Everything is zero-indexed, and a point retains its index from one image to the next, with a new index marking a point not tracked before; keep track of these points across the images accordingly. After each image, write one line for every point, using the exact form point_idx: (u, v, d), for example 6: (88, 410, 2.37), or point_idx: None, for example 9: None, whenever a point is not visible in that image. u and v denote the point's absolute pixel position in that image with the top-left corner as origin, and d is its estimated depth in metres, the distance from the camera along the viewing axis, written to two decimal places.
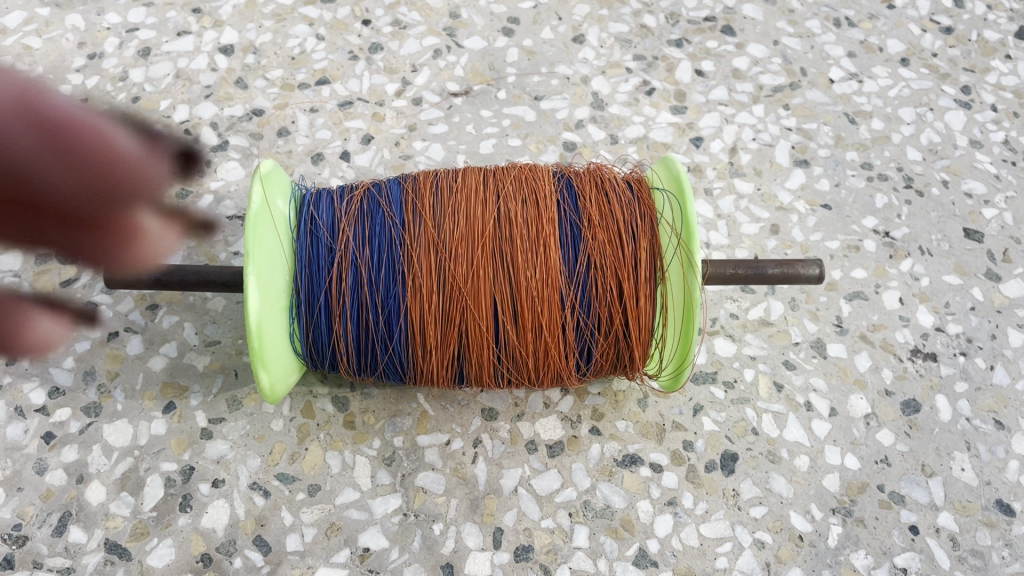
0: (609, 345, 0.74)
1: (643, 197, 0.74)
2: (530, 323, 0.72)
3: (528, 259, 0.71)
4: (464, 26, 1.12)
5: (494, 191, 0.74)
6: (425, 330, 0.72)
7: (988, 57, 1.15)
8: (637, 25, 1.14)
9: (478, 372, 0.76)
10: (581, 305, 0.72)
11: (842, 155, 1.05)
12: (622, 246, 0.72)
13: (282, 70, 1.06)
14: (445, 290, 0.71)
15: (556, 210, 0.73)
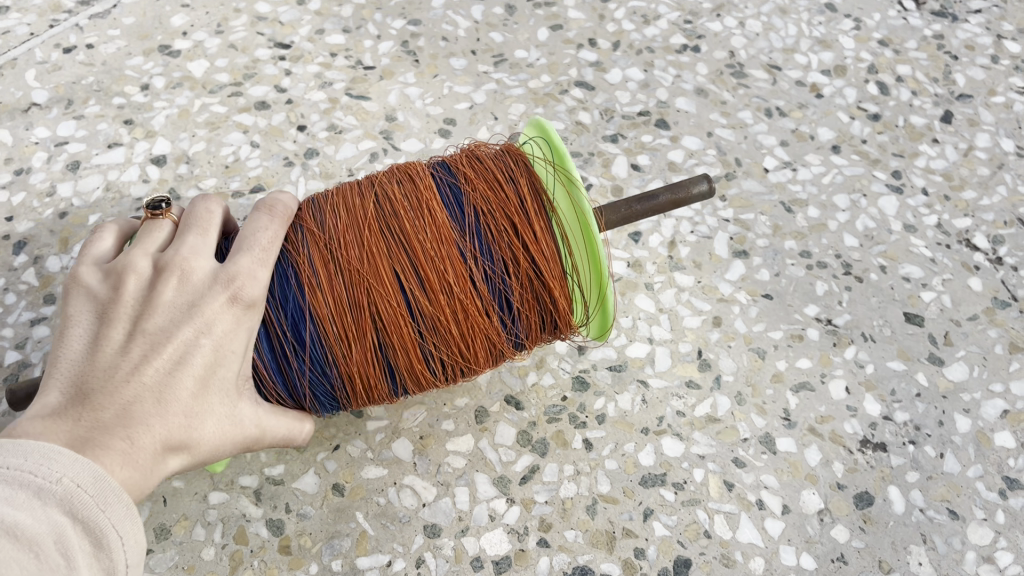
0: (521, 295, 0.74)
1: (512, 150, 0.79)
2: (437, 285, 0.71)
3: (414, 221, 0.73)
4: (400, 129, 1.12)
5: (369, 180, 0.77)
6: (335, 320, 0.71)
7: (916, 142, 1.17)
8: (572, 122, 1.15)
9: (404, 364, 0.73)
10: (484, 258, 0.72)
11: (780, 245, 1.06)
12: (502, 189, 0.74)
13: (215, 179, 1.05)
14: (343, 274, 0.71)
15: (432, 178, 0.76)
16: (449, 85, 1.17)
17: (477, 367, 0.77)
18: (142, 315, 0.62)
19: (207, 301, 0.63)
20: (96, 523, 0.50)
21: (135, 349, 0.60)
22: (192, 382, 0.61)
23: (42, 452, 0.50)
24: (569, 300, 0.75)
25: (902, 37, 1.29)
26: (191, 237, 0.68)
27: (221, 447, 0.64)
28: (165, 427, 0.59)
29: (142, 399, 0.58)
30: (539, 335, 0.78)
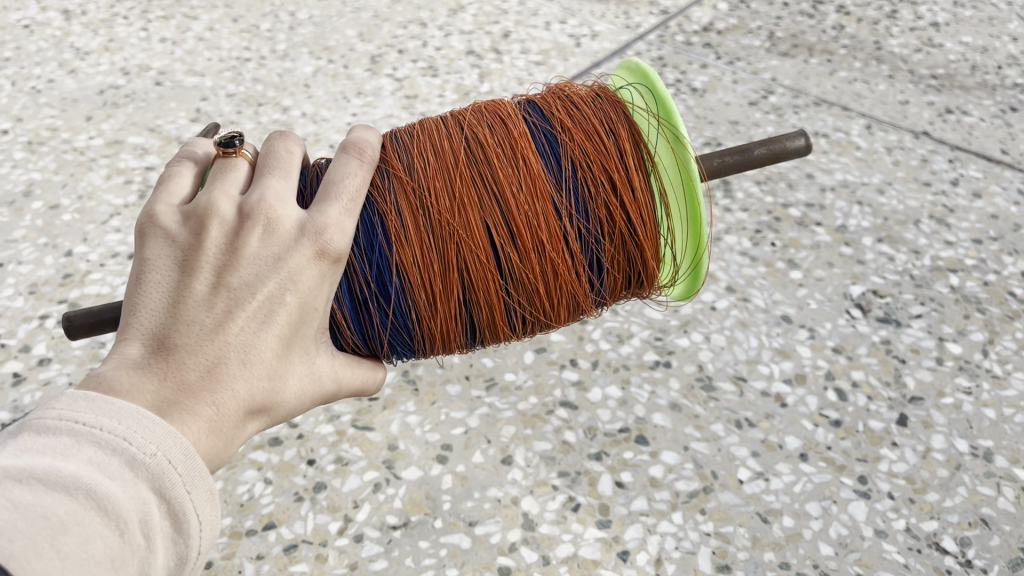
0: (608, 251, 0.98)
1: (610, 96, 1.03)
2: (532, 245, 0.94)
3: (511, 174, 0.95)
4: (402, 457, 1.22)
5: (459, 128, 0.99)
6: (439, 273, 0.92)
7: (877, 446, 1.27)
8: (559, 440, 1.25)
9: (493, 324, 0.96)
10: (569, 222, 0.95)
11: (759, 557, 1.13)
12: (602, 140, 0.98)
13: (231, 517, 1.14)
14: (448, 229, 0.92)
15: (524, 126, 0.99)
16: (445, 410, 1.28)
17: (549, 324, 1.00)
18: (228, 267, 0.72)
19: (293, 253, 0.74)
20: (180, 502, 0.60)
21: (221, 300, 0.70)
22: (273, 342, 0.71)
23: (138, 419, 0.61)
24: (642, 263, 1.00)
25: (853, 343, 1.43)
26: (274, 181, 0.80)
27: (291, 405, 0.76)
28: (249, 388, 0.69)
29: (228, 358, 0.68)
30: (602, 292, 1.02)
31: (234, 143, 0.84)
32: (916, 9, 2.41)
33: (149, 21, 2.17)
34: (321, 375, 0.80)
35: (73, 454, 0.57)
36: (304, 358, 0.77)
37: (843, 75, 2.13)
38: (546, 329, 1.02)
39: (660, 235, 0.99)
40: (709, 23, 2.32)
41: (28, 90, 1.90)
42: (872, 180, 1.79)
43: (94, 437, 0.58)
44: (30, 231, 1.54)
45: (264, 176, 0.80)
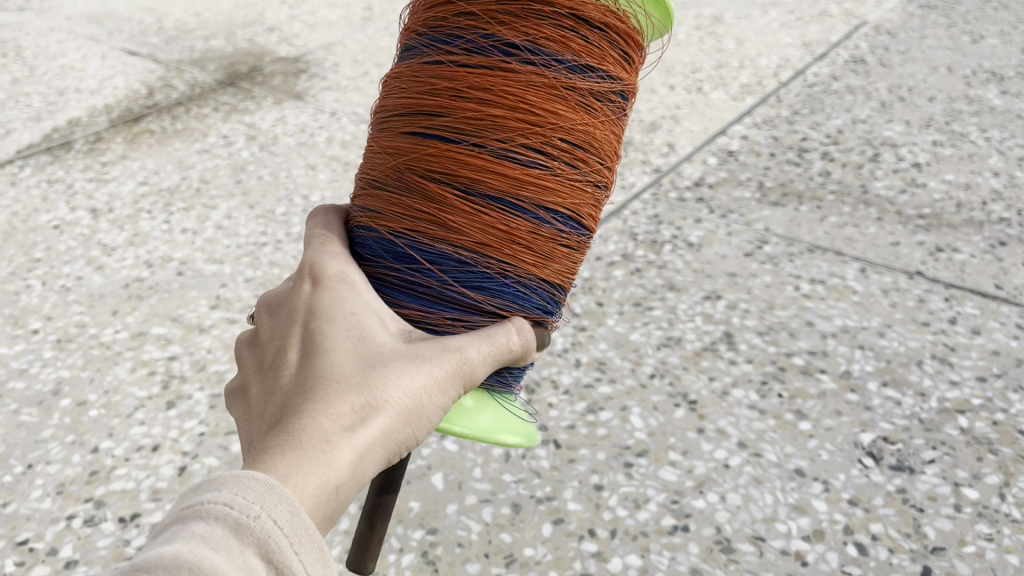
0: (505, 26, 0.96)
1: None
2: (451, 97, 0.96)
3: (402, 94, 1.01)
4: None
5: (370, 117, 1.08)
6: (421, 195, 0.97)
7: None
8: None
9: (507, 181, 0.96)
10: (456, 54, 0.97)
11: None
12: (433, 3, 1.02)
13: None
14: (398, 163, 0.99)
15: (395, 64, 1.06)
16: None
17: (558, 127, 0.96)
18: (263, 357, 0.86)
19: (295, 300, 0.88)
20: (286, 564, 0.66)
21: (268, 376, 0.83)
22: (333, 358, 0.81)
23: (237, 482, 0.66)
24: (545, 4, 0.96)
25: (869, 493, 1.44)
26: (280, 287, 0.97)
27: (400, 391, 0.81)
28: (322, 402, 0.77)
29: (289, 398, 0.78)
30: (580, 64, 0.97)
31: None
32: (898, 150, 2.53)
33: (172, 213, 2.30)
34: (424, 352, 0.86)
35: (183, 535, 0.63)
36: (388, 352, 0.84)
37: (834, 220, 2.22)
38: (571, 132, 0.98)
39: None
40: (700, 178, 2.44)
41: (58, 288, 2.01)
42: (871, 322, 1.84)
43: (197, 515, 0.64)
44: (58, 429, 1.60)
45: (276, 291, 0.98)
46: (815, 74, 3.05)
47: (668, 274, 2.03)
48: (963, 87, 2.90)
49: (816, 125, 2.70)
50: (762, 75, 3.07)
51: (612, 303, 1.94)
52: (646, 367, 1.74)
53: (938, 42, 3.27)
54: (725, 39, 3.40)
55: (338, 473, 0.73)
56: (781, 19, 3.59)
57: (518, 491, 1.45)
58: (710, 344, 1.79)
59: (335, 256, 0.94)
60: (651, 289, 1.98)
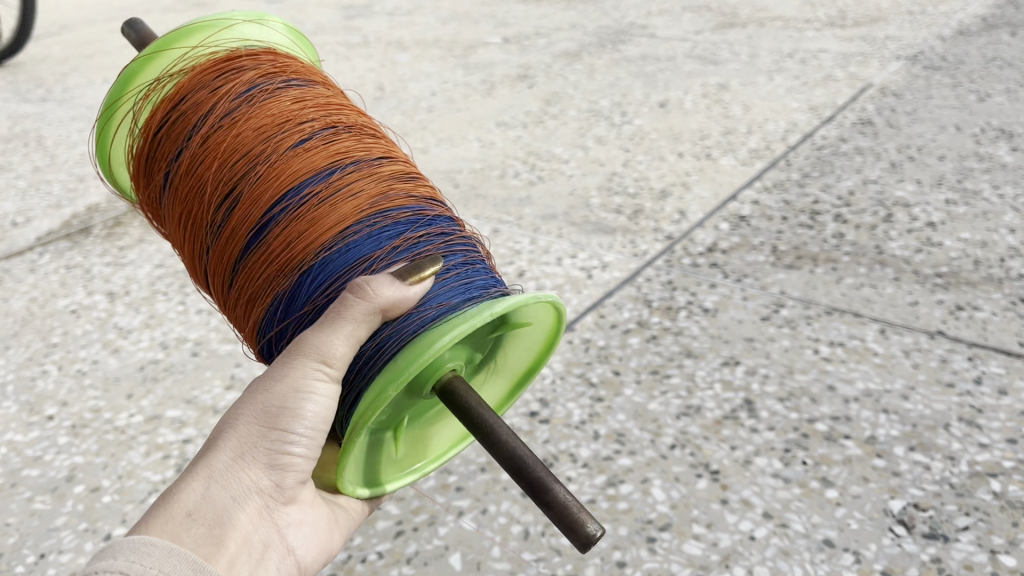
0: (168, 140, 1.38)
1: (144, 187, 1.46)
2: (232, 154, 1.32)
3: (209, 207, 1.33)
4: None
5: (213, 272, 1.37)
6: (248, 263, 1.29)
7: None
8: None
9: (260, 198, 1.29)
10: (173, 184, 1.38)
11: None
12: (167, 164, 1.39)
13: None
14: (224, 275, 1.34)
15: (184, 220, 1.39)
16: None
17: (239, 148, 1.33)
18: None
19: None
20: None
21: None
22: None
23: (130, 553, 0.89)
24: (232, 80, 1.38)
25: (903, 564, 1.39)
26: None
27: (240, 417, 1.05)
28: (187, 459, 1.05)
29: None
30: (207, 116, 1.36)
31: None
32: (911, 210, 2.52)
33: (187, 294, 2.32)
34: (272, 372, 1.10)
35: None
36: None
37: (850, 281, 2.20)
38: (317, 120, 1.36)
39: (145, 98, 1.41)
40: (713, 243, 2.44)
41: (74, 372, 2.01)
42: (894, 385, 1.80)
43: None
44: (71, 516, 1.58)
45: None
46: (823, 137, 3.07)
47: (685, 341, 2.01)
48: (972, 146, 2.91)
49: (827, 187, 2.70)
50: (770, 140, 3.09)
51: (629, 372, 1.91)
52: (666, 437, 1.71)
53: (945, 101, 3.29)
54: (732, 106, 3.44)
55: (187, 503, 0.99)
56: (786, 84, 3.63)
57: (538, 570, 1.42)
58: (731, 411, 1.76)
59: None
60: (668, 356, 1.96)
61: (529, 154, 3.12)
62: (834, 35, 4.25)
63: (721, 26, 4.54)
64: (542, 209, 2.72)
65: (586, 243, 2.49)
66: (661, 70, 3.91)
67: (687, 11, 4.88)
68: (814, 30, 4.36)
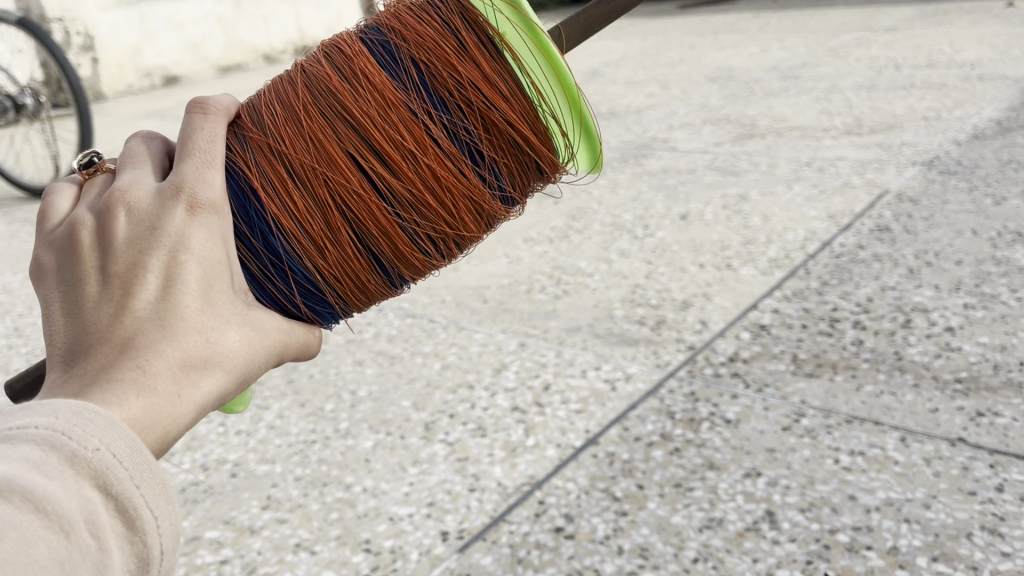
0: (482, 140, 1.26)
1: (443, 59, 1.26)
2: (448, 232, 1.25)
3: (404, 195, 1.22)
4: None
5: (337, 170, 1.20)
6: (319, 211, 1.20)
7: None
8: None
9: (403, 263, 1.24)
10: (427, 138, 1.23)
11: None
12: (467, 120, 1.25)
13: None
14: (331, 190, 1.20)
15: (386, 140, 1.21)
16: None
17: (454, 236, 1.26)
18: (108, 259, 0.86)
19: (164, 218, 0.87)
20: (124, 494, 0.70)
21: (115, 288, 0.84)
22: (188, 300, 0.85)
23: (78, 414, 0.71)
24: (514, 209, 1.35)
25: None
26: (126, 171, 0.95)
27: (243, 360, 0.90)
28: (179, 346, 0.83)
29: (139, 327, 0.82)
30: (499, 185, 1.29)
31: (97, 160, 1.03)
32: (929, 315, 2.57)
33: (228, 415, 2.43)
34: (265, 326, 0.95)
35: (14, 460, 0.66)
36: (236, 312, 0.91)
37: (870, 389, 2.23)
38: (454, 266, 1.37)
39: (540, 114, 1.27)
40: (734, 352, 2.50)
41: None
42: (915, 494, 1.82)
43: (36, 434, 0.68)
44: None
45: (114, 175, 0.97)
46: (841, 245, 3.15)
47: (707, 452, 2.05)
48: (989, 249, 2.97)
49: (845, 294, 2.76)
50: (790, 249, 3.18)
51: (653, 485, 1.95)
52: (689, 551, 1.73)
53: (962, 206, 3.37)
54: (751, 216, 3.54)
55: (176, 423, 0.81)
56: (805, 193, 3.74)
57: None
58: (752, 523, 1.79)
59: (215, 178, 0.92)
60: (691, 468, 2.00)
61: (555, 268, 3.24)
62: (852, 142, 4.38)
63: (741, 137, 4.70)
64: (567, 322, 2.82)
65: (610, 355, 2.57)
66: (682, 183, 4.05)
67: (707, 124, 5.06)
68: (832, 138, 4.50)
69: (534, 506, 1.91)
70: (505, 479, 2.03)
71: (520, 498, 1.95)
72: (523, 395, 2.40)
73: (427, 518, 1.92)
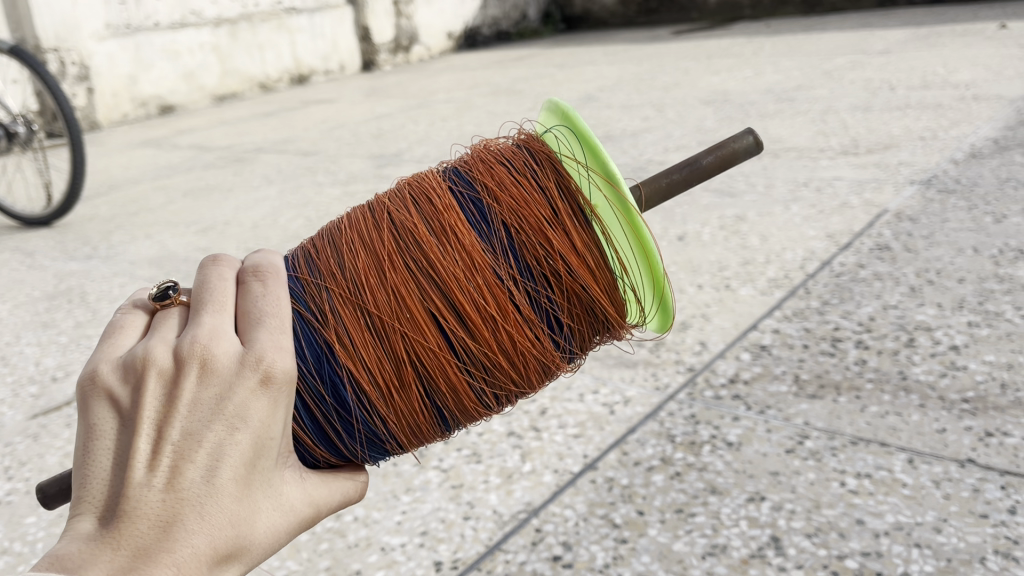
0: (558, 305, 1.42)
1: (534, 229, 1.40)
2: (511, 387, 1.40)
3: (477, 351, 1.35)
4: None
5: (417, 326, 1.32)
6: (393, 364, 1.32)
7: None
8: None
9: (467, 410, 1.38)
10: (507, 303, 1.37)
11: None
12: (541, 290, 1.41)
13: None
14: (410, 343, 1.32)
15: (465, 301, 1.34)
16: None
17: (514, 388, 1.40)
18: (167, 422, 0.91)
19: (232, 396, 0.92)
20: None
21: (166, 458, 0.90)
22: (230, 487, 0.92)
23: None
24: (566, 362, 1.51)
25: None
26: (207, 317, 0.97)
27: (263, 545, 0.97)
28: (213, 536, 0.90)
29: (182, 511, 0.89)
30: (559, 342, 1.45)
31: (171, 293, 1.05)
32: (933, 333, 2.52)
33: None
34: (293, 505, 1.03)
35: None
36: (268, 498, 0.98)
37: (874, 410, 2.18)
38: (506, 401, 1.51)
39: (618, 279, 1.43)
40: (734, 373, 2.44)
41: None
42: (926, 518, 1.76)
43: None
44: None
45: (193, 315, 0.99)
46: (841, 264, 3.10)
47: (709, 476, 1.98)
48: (991, 267, 2.92)
49: (847, 313, 2.71)
50: (789, 269, 3.13)
51: (653, 511, 1.88)
52: None
53: (962, 224, 3.33)
54: (749, 237, 3.50)
55: None
56: (803, 213, 3.70)
57: None
58: (757, 550, 1.72)
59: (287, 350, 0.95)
60: (693, 493, 1.93)
61: None
62: (849, 162, 4.35)
63: (736, 158, 4.68)
64: None
65: (608, 378, 2.51)
66: (679, 204, 4.01)
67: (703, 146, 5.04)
68: (828, 159, 4.47)
69: (531, 534, 1.84)
70: (500, 506, 1.96)
71: (516, 526, 1.88)
72: (519, 420, 2.34)
73: (420, 548, 1.85)
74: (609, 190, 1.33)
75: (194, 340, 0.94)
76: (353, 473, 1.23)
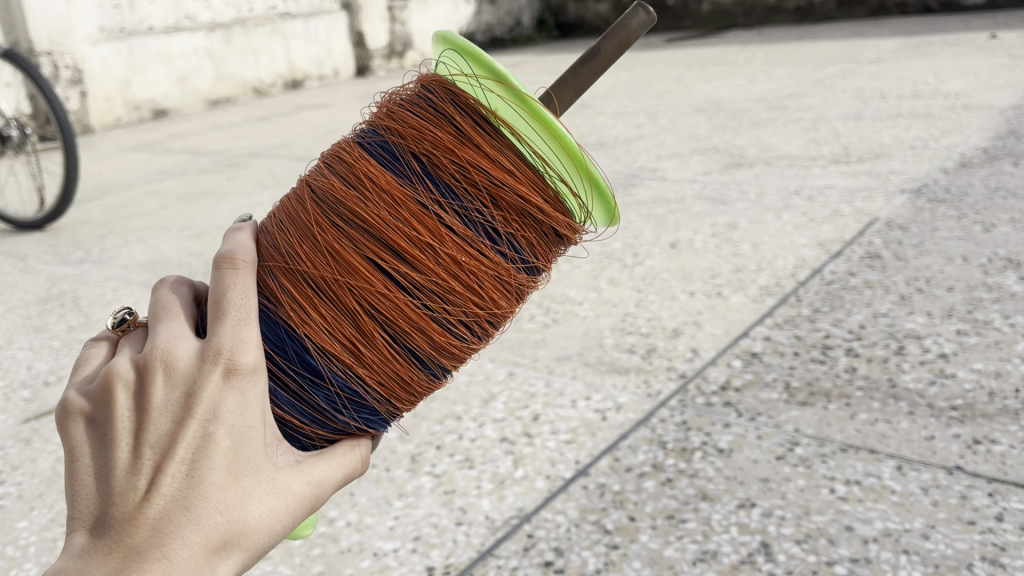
0: (496, 218, 1.31)
1: (449, 149, 1.31)
2: (479, 312, 1.32)
3: (426, 282, 1.28)
4: None
5: (359, 275, 1.27)
6: (350, 320, 1.28)
7: None
8: None
9: (434, 339, 1.29)
10: (441, 228, 1.29)
11: None
12: (477, 210, 1.31)
13: None
14: (353, 294, 1.27)
15: (397, 237, 1.28)
16: None
17: (477, 312, 1.32)
18: (142, 427, 0.93)
19: (199, 390, 0.94)
20: None
21: (147, 460, 0.91)
22: (215, 478, 0.93)
23: None
24: (537, 278, 1.41)
25: None
26: (164, 327, 1.00)
27: (261, 531, 0.97)
28: (204, 529, 0.91)
29: (171, 509, 0.89)
30: (518, 256, 1.35)
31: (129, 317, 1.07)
32: (922, 342, 2.54)
33: None
34: (290, 487, 1.02)
35: None
36: (260, 485, 0.97)
37: (864, 417, 2.19)
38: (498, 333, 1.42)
39: (546, 178, 1.32)
40: (725, 380, 2.45)
41: None
42: (914, 524, 1.78)
43: None
44: None
45: (152, 327, 1.02)
46: (832, 272, 3.13)
47: (700, 483, 2.00)
48: (980, 275, 2.95)
49: (838, 321, 2.73)
50: (780, 276, 3.15)
51: (645, 517, 1.90)
52: None
53: (951, 233, 3.36)
54: (741, 245, 3.52)
55: None
56: (794, 221, 3.73)
57: None
58: (747, 556, 1.74)
59: (249, 337, 0.98)
60: (683, 499, 1.95)
61: (544, 297, 3.22)
62: (840, 171, 4.38)
63: (729, 166, 4.70)
64: (557, 351, 2.78)
65: (600, 384, 2.52)
66: (671, 212, 4.03)
67: (695, 154, 5.07)
68: (820, 167, 4.51)
69: (523, 540, 1.86)
70: (492, 511, 1.97)
71: (508, 532, 1.89)
72: (511, 426, 2.35)
73: (412, 553, 1.86)
74: (500, 90, 1.24)
75: (157, 349, 0.97)
76: (352, 445, 1.20)
